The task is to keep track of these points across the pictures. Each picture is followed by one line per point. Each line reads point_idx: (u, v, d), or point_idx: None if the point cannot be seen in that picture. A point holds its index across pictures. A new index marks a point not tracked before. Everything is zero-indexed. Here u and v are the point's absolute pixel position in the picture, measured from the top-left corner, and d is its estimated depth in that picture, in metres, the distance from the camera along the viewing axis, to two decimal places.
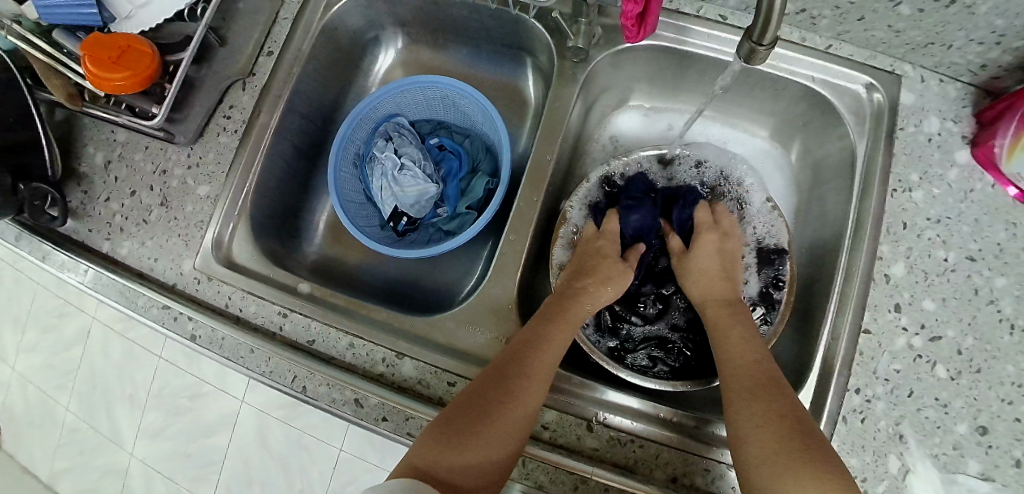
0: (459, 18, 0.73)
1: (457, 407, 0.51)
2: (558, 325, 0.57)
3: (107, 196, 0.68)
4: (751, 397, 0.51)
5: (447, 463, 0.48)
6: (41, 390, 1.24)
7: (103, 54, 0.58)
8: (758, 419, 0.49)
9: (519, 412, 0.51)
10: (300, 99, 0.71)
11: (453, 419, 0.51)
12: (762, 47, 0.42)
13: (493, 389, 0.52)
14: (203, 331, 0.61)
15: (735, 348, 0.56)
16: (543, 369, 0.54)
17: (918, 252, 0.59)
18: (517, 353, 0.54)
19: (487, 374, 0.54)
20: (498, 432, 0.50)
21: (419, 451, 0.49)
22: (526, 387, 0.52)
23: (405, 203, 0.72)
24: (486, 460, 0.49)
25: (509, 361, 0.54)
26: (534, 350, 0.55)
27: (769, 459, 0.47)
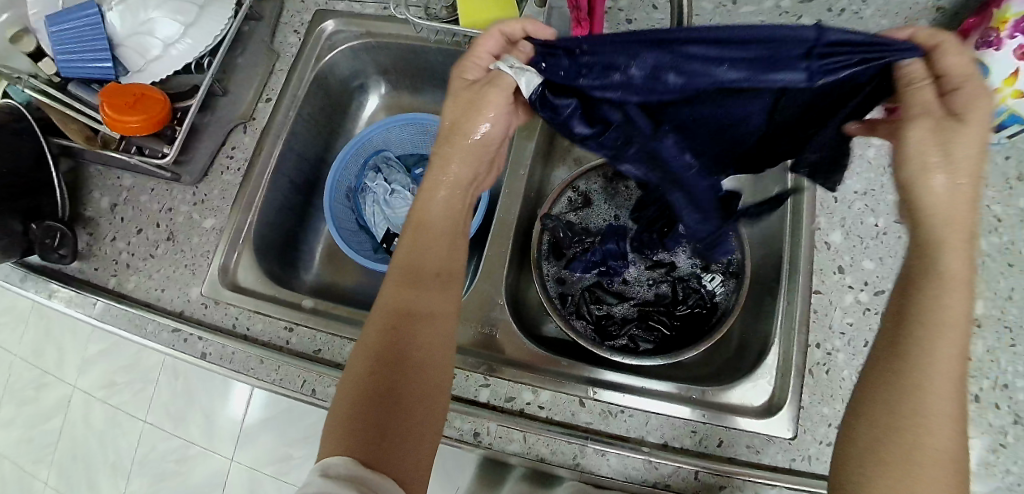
0: (433, 65, 0.81)
1: (357, 379, 0.49)
2: (428, 249, 0.54)
3: (113, 236, 0.73)
4: (935, 392, 0.40)
5: (372, 445, 0.45)
6: (18, 466, 1.20)
7: (119, 101, 0.65)
8: (939, 424, 0.39)
9: (427, 359, 0.50)
10: (296, 139, 0.77)
11: (356, 396, 0.48)
12: None
13: (386, 349, 0.49)
14: (212, 349, 0.64)
15: (951, 311, 0.40)
16: (435, 307, 0.52)
17: (852, 220, 0.67)
18: (395, 303, 0.51)
19: (373, 337, 0.50)
20: (413, 389, 0.48)
21: (340, 442, 0.46)
22: (424, 333, 0.50)
23: (397, 223, 0.78)
24: (415, 423, 0.47)
25: (394, 311, 0.51)
26: (418, 290, 0.52)
27: (926, 463, 0.39)
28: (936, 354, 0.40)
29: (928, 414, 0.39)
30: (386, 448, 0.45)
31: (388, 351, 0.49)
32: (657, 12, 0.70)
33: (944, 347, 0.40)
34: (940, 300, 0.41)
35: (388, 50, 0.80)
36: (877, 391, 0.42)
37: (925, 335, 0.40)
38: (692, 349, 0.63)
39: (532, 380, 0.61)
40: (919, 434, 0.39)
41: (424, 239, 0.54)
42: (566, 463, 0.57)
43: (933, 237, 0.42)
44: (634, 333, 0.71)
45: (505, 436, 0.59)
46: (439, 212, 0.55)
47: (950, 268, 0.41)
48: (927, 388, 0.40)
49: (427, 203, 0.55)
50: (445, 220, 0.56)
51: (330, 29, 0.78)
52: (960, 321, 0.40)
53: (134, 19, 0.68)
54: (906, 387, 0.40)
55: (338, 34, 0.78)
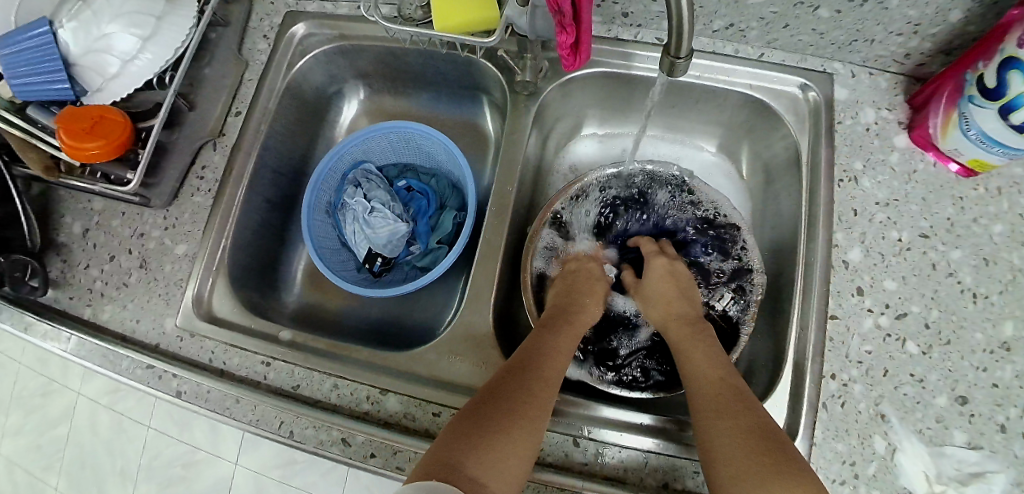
0: (414, 67, 0.75)
1: (470, 414, 0.50)
2: (564, 334, 0.60)
3: (86, 263, 0.70)
4: (705, 396, 0.53)
5: (474, 463, 0.45)
6: (29, 473, 1.21)
7: (76, 126, 0.60)
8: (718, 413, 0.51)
9: (538, 412, 0.51)
10: (271, 154, 0.73)
11: (465, 423, 0.49)
12: (679, 60, 0.44)
13: (512, 386, 0.52)
14: (189, 386, 0.61)
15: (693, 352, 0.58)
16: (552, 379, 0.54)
17: (872, 234, 0.61)
18: (529, 357, 0.55)
19: (502, 375, 0.54)
20: (516, 440, 0.48)
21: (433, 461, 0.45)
22: (539, 395, 0.52)
23: (377, 243, 0.72)
24: (516, 461, 0.47)
25: (518, 369, 0.54)
26: (544, 361, 0.55)
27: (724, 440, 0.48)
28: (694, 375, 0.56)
29: (714, 409, 0.51)
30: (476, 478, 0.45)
31: (513, 388, 0.52)
32: (655, 5, 0.63)
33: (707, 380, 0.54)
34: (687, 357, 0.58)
35: (365, 53, 0.74)
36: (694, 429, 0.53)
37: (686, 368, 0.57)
38: None
39: None
40: (710, 438, 0.50)
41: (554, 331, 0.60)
42: None
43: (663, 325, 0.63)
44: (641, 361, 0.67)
45: None
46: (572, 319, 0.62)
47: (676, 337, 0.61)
48: (710, 405, 0.52)
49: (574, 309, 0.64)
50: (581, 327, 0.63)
51: (301, 33, 0.73)
52: (709, 360, 0.56)
53: (87, 37, 0.61)
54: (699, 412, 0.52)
55: (311, 37, 0.73)
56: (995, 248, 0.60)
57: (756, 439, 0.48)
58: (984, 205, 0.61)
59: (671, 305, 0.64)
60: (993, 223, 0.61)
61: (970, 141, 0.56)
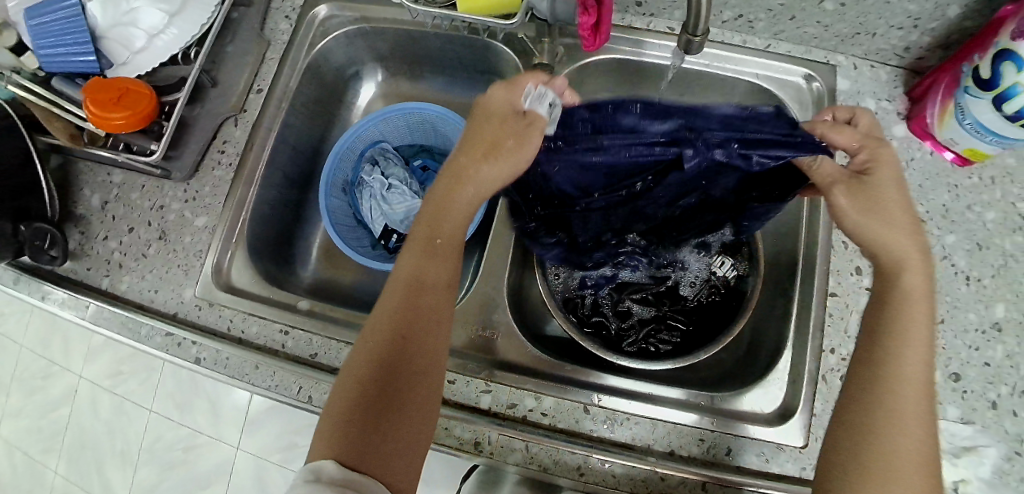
0: (431, 50, 0.77)
1: (351, 383, 0.48)
2: (444, 248, 0.53)
3: (105, 235, 0.71)
4: (908, 399, 0.44)
5: (368, 449, 0.45)
6: (28, 455, 1.21)
7: (103, 96, 0.62)
8: (908, 425, 0.44)
9: (424, 368, 0.50)
10: (290, 131, 0.75)
11: (351, 406, 0.47)
12: (696, 38, 0.48)
13: (391, 346, 0.50)
14: (208, 353, 0.63)
15: (915, 328, 0.46)
16: (435, 316, 0.52)
17: None
18: (403, 303, 0.51)
19: (380, 333, 0.50)
20: (406, 405, 0.48)
21: (329, 446, 0.45)
22: (424, 347, 0.50)
23: (394, 220, 0.75)
24: (411, 429, 0.48)
25: (398, 318, 0.51)
26: (423, 298, 0.52)
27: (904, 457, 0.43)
28: (897, 362, 0.45)
29: (903, 417, 0.44)
30: (375, 457, 0.45)
31: (392, 348, 0.50)
32: None
33: (915, 374, 0.45)
34: (909, 323, 0.46)
35: (385, 36, 0.76)
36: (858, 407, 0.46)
37: (892, 344, 0.46)
38: (705, 351, 0.61)
39: (535, 386, 0.60)
40: (897, 435, 0.44)
41: (434, 249, 0.53)
42: (570, 473, 0.56)
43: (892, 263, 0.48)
44: (651, 335, 0.69)
45: (507, 445, 0.57)
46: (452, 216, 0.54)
47: (908, 285, 0.47)
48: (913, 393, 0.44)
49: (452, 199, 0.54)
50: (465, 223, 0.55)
51: (323, 14, 0.74)
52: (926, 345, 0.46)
53: (116, 10, 0.63)
54: (901, 411, 0.44)
55: (332, 19, 0.75)
56: (988, 234, 0.63)
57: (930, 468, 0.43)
58: (977, 193, 0.64)
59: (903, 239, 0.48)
60: (985, 210, 0.63)
61: (965, 130, 0.59)
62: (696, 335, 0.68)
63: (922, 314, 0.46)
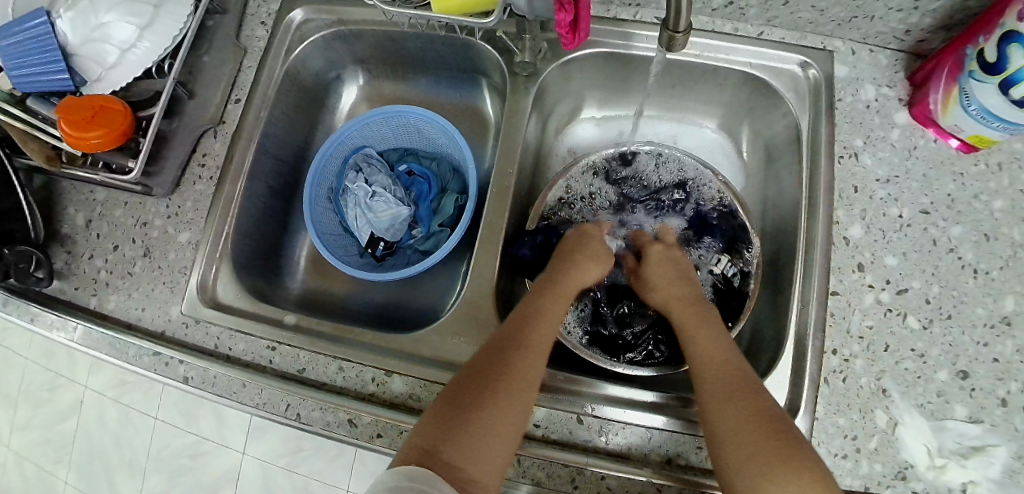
0: (413, 51, 0.75)
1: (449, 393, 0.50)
2: (551, 303, 0.59)
3: (90, 253, 0.70)
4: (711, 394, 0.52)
5: (458, 449, 0.46)
6: (39, 466, 1.23)
7: (77, 115, 0.60)
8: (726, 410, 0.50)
9: (522, 384, 0.51)
10: (271, 141, 0.73)
11: (448, 407, 0.49)
12: (679, 34, 0.45)
13: (495, 357, 0.52)
14: (195, 372, 0.62)
15: (702, 351, 0.56)
16: (535, 349, 0.54)
17: (873, 211, 0.61)
18: (510, 328, 0.55)
19: (487, 349, 0.54)
20: (491, 421, 0.48)
21: (421, 440, 0.47)
22: (519, 371, 0.51)
23: (379, 228, 0.73)
24: (501, 440, 0.48)
25: (501, 343, 0.54)
26: (530, 332, 0.55)
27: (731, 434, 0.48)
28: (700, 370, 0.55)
29: (721, 399, 0.51)
30: (461, 456, 0.46)
31: (497, 360, 0.52)
32: None
33: (711, 363, 0.54)
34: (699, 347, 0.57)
35: (364, 38, 0.74)
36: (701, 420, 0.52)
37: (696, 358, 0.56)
38: None
39: None
40: (719, 418, 0.50)
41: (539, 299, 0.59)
42: (564, 486, 0.54)
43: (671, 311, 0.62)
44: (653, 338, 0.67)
45: None
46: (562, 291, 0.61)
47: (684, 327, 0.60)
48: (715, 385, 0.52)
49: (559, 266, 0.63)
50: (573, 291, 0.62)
51: (299, 19, 0.72)
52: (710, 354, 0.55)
53: (85, 25, 0.61)
54: (708, 394, 0.52)
55: (308, 23, 0.73)
56: (997, 224, 0.60)
57: (766, 435, 0.47)
58: (985, 181, 0.61)
59: (671, 290, 0.63)
60: (993, 198, 0.61)
61: (971, 117, 0.56)
62: None
63: (710, 335, 0.57)
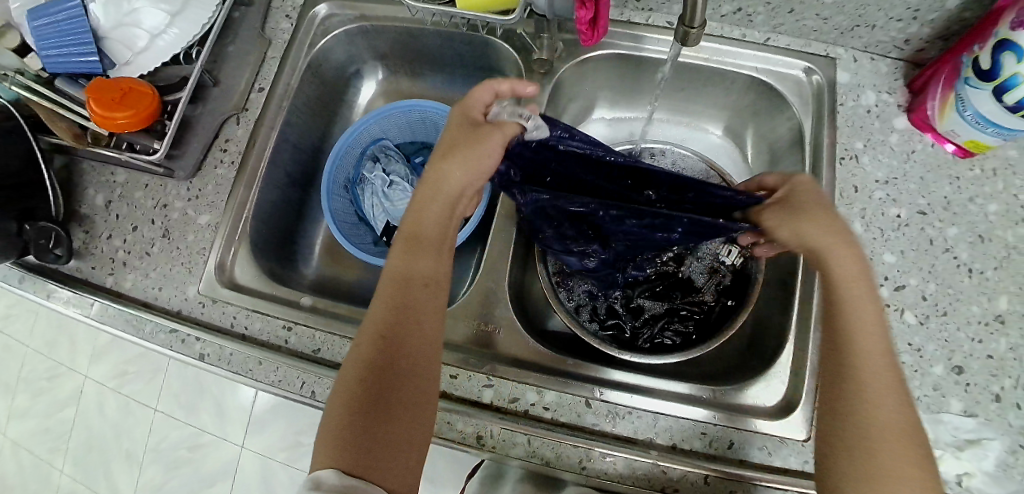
0: (432, 48, 0.78)
1: (343, 394, 0.49)
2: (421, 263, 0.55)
3: (109, 233, 0.72)
4: (862, 375, 0.47)
5: (373, 450, 0.47)
6: (35, 455, 1.22)
7: (106, 96, 0.62)
8: (874, 396, 0.46)
9: (417, 364, 0.51)
10: (292, 130, 0.75)
11: (347, 414, 0.48)
12: (694, 29, 0.48)
13: (375, 350, 0.51)
14: (211, 349, 0.63)
15: (863, 315, 0.48)
16: (422, 318, 0.53)
17: (873, 211, 0.64)
18: (383, 314, 0.52)
19: (365, 342, 0.51)
20: (398, 411, 0.49)
21: (326, 454, 0.47)
22: (408, 355, 0.51)
23: (396, 217, 0.75)
24: (412, 422, 0.49)
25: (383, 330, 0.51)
26: (409, 310, 0.53)
27: (880, 424, 0.46)
28: (857, 334, 0.48)
29: (877, 387, 0.46)
30: (376, 456, 0.47)
31: (379, 351, 0.51)
32: None
33: (865, 335, 0.48)
34: (853, 303, 0.49)
35: (385, 34, 0.76)
36: (834, 382, 0.49)
37: (846, 310, 0.49)
38: (708, 344, 0.61)
39: (536, 380, 0.60)
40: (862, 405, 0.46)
41: (416, 260, 0.55)
42: (573, 467, 0.56)
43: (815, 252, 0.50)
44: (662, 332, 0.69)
45: (509, 439, 0.57)
46: (427, 236, 0.55)
47: (837, 272, 0.49)
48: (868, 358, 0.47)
49: (422, 211, 0.56)
50: (439, 233, 0.56)
51: (323, 14, 0.75)
52: (876, 327, 0.48)
53: (117, 11, 0.63)
54: (858, 379, 0.47)
55: (332, 18, 0.75)
56: (991, 226, 0.62)
57: (906, 443, 0.45)
58: (979, 185, 0.64)
59: (833, 235, 0.49)
60: (987, 202, 0.63)
61: (966, 122, 0.59)
62: (702, 329, 0.69)
63: (869, 295, 0.49)
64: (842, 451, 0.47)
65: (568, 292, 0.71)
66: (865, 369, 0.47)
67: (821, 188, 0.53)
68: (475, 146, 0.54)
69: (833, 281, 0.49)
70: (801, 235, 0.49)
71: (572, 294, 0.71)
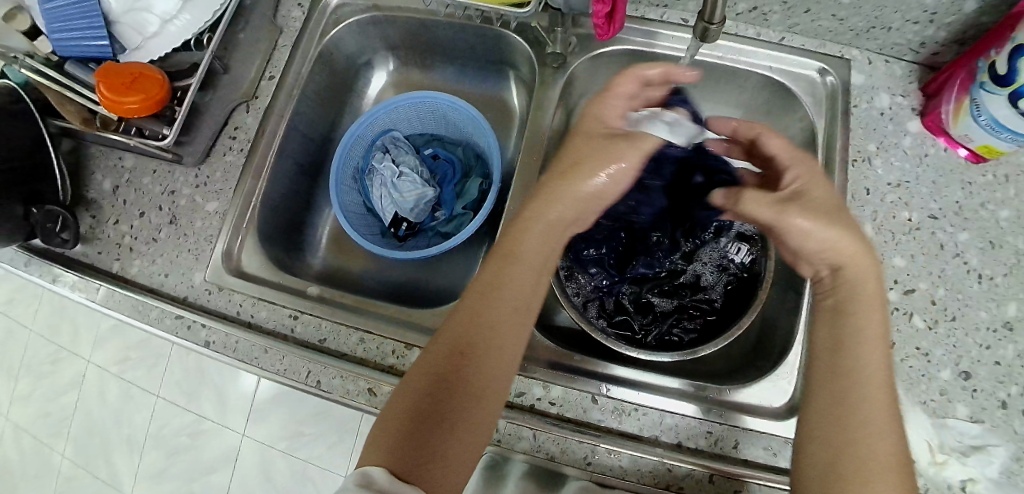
0: (443, 40, 0.77)
1: (411, 394, 0.47)
2: (519, 277, 0.52)
3: (116, 219, 0.71)
4: (862, 402, 0.44)
5: (429, 458, 0.45)
6: (37, 439, 1.23)
7: (116, 80, 0.62)
8: (871, 426, 0.43)
9: (490, 384, 0.49)
10: (301, 119, 0.75)
11: (412, 416, 0.46)
12: (713, 25, 0.47)
13: (453, 359, 0.48)
14: (217, 337, 0.63)
15: (873, 342, 0.46)
16: (501, 339, 0.50)
17: (884, 214, 0.63)
18: (468, 323, 0.50)
19: (443, 347, 0.49)
20: (460, 427, 0.47)
21: (381, 451, 0.45)
22: (483, 371, 0.49)
23: (404, 208, 0.75)
24: (471, 441, 0.47)
25: (465, 340, 0.49)
26: (495, 324, 0.50)
27: (875, 455, 0.43)
28: (857, 358, 0.46)
29: (872, 418, 0.44)
30: (430, 465, 0.44)
31: (455, 362, 0.48)
32: None
33: (875, 359, 0.46)
34: (866, 328, 0.46)
35: (397, 24, 0.76)
36: (826, 410, 0.45)
37: (856, 333, 0.47)
38: (713, 344, 0.61)
39: (543, 375, 0.59)
40: (864, 434, 0.43)
41: (511, 273, 0.51)
42: (577, 462, 0.56)
43: (838, 264, 0.48)
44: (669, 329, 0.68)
45: (514, 433, 0.57)
46: (528, 250, 0.52)
47: (866, 291, 0.47)
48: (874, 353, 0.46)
49: (530, 219, 0.53)
50: (541, 251, 0.53)
51: (335, 3, 0.74)
52: (881, 335, 0.47)
53: None
54: (859, 406, 0.44)
55: (343, 7, 0.75)
56: (1002, 232, 0.62)
57: (901, 477, 0.42)
58: (991, 190, 0.63)
59: (849, 249, 0.47)
60: (999, 208, 0.63)
61: (980, 127, 0.58)
62: (709, 328, 0.68)
63: (878, 323, 0.47)
64: (838, 481, 0.42)
65: (574, 286, 0.71)
66: (864, 395, 0.44)
67: (828, 184, 0.50)
68: (589, 164, 0.52)
69: (848, 284, 0.48)
70: (798, 228, 0.48)
71: (579, 289, 0.71)
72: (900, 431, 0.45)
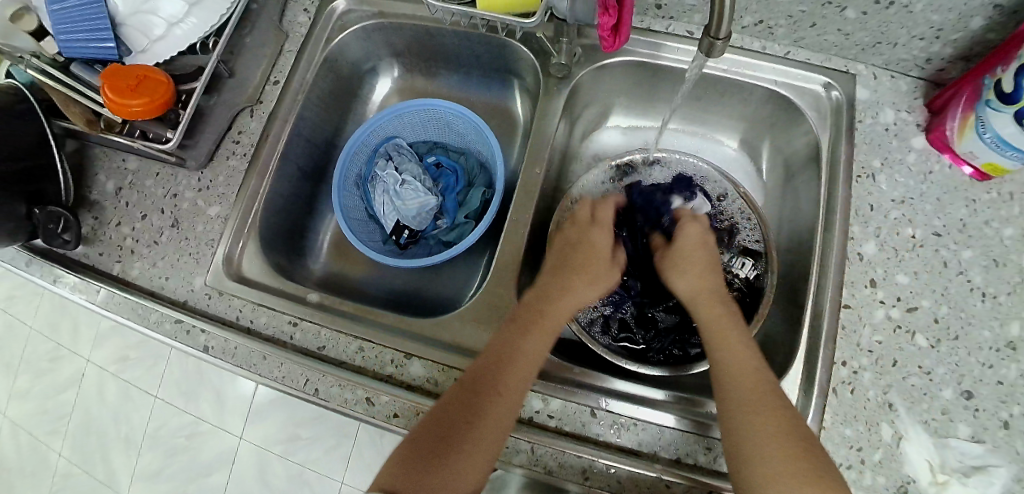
0: (448, 48, 0.78)
1: (426, 426, 0.52)
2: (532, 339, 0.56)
3: (118, 221, 0.71)
4: (740, 393, 0.53)
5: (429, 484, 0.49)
6: (34, 437, 1.23)
7: (121, 83, 0.62)
8: (751, 409, 0.51)
9: (497, 423, 0.51)
10: (305, 124, 0.75)
11: (421, 445, 0.51)
12: (719, 41, 0.47)
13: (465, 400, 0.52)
14: (215, 342, 0.63)
15: (730, 348, 0.57)
16: (508, 395, 0.52)
17: (888, 230, 0.63)
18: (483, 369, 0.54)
19: (459, 388, 0.54)
20: (462, 461, 0.50)
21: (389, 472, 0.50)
22: (493, 412, 0.51)
23: (406, 216, 0.74)
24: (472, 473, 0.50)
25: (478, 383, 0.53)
26: (507, 372, 0.54)
27: (762, 433, 0.50)
28: (725, 364, 0.56)
29: (747, 403, 0.52)
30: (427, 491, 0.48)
31: (467, 401, 0.52)
32: None
33: (739, 360, 0.55)
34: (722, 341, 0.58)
35: (403, 31, 0.76)
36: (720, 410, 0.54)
37: (718, 347, 0.57)
38: None
39: (542, 388, 0.59)
40: (744, 418, 0.51)
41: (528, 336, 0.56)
42: (574, 477, 0.55)
43: (691, 301, 0.63)
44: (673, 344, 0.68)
45: (512, 446, 0.57)
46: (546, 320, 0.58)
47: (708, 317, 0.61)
48: (745, 386, 0.53)
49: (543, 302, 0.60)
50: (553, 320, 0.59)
51: (341, 9, 0.75)
52: (743, 345, 0.57)
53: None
54: (735, 398, 0.53)
55: (349, 14, 0.75)
56: (1006, 251, 0.62)
57: (790, 445, 0.49)
58: (996, 208, 0.63)
59: (700, 280, 0.63)
60: (1003, 226, 0.63)
61: (985, 144, 0.58)
62: None
63: (734, 333, 0.58)
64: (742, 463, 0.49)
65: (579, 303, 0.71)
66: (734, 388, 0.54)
67: (703, 244, 0.67)
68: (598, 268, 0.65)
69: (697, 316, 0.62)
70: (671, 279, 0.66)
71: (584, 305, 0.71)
72: (789, 411, 0.51)
